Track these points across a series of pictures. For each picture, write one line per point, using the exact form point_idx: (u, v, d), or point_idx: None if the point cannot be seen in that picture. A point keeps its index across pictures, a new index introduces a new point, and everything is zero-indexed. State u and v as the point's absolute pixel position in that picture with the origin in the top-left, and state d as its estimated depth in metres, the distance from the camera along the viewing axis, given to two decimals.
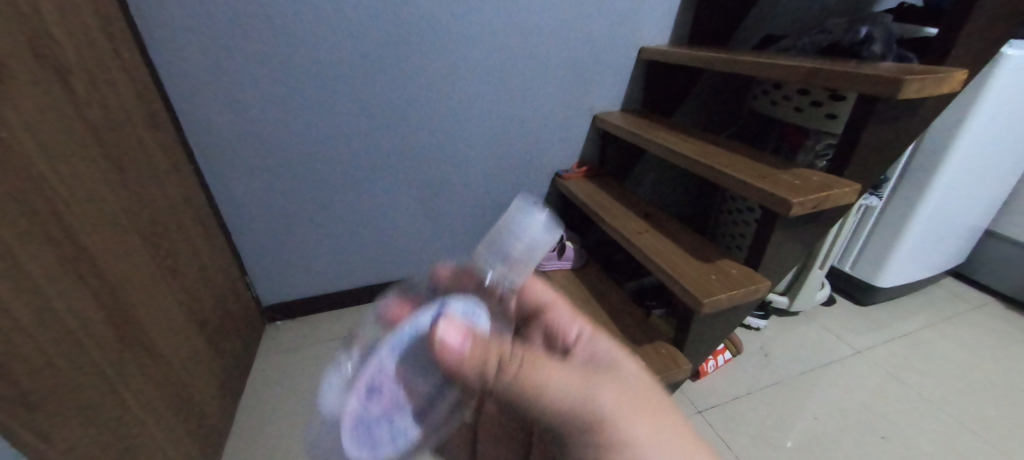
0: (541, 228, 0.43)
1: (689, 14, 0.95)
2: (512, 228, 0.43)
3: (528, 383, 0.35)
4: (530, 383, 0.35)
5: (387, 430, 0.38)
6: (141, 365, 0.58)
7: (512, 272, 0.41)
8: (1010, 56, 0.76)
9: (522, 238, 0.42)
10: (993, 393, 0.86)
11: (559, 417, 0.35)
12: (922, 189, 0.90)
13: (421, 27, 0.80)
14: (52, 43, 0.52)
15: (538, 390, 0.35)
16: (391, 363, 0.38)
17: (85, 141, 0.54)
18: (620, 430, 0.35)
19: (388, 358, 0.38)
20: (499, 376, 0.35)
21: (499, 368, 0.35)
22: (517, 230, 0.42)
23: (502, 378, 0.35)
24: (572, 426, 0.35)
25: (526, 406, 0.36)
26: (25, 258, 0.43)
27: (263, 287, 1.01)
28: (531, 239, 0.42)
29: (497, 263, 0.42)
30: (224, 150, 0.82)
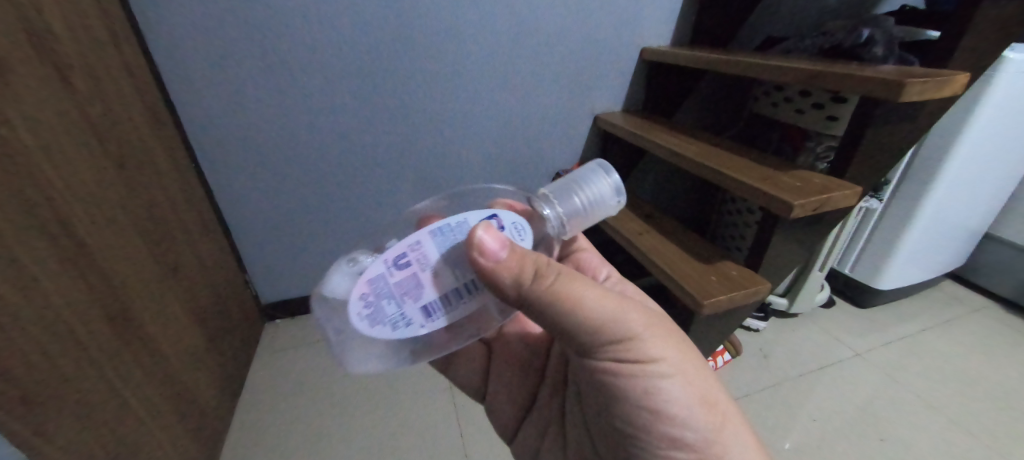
0: (612, 190, 0.36)
1: (691, 15, 0.95)
2: (579, 179, 0.36)
3: (564, 299, 0.33)
4: (567, 299, 0.33)
5: (394, 321, 0.31)
6: (141, 364, 0.58)
7: (566, 220, 0.35)
8: (1012, 59, 0.76)
9: (587, 194, 0.36)
10: (991, 397, 0.86)
11: (587, 331, 0.35)
12: (923, 192, 0.90)
13: (422, 26, 0.80)
14: (53, 41, 0.52)
15: (574, 305, 0.33)
16: (431, 247, 0.31)
17: (85, 138, 0.54)
18: (644, 346, 0.35)
19: (428, 236, 0.31)
20: (539, 289, 0.32)
21: (535, 275, 0.32)
22: (584, 183, 0.36)
23: (539, 292, 0.32)
24: (598, 342, 0.35)
25: (554, 322, 0.35)
26: (24, 255, 0.43)
27: (262, 285, 1.01)
28: (594, 199, 0.36)
29: (554, 203, 0.36)
30: (224, 148, 0.82)
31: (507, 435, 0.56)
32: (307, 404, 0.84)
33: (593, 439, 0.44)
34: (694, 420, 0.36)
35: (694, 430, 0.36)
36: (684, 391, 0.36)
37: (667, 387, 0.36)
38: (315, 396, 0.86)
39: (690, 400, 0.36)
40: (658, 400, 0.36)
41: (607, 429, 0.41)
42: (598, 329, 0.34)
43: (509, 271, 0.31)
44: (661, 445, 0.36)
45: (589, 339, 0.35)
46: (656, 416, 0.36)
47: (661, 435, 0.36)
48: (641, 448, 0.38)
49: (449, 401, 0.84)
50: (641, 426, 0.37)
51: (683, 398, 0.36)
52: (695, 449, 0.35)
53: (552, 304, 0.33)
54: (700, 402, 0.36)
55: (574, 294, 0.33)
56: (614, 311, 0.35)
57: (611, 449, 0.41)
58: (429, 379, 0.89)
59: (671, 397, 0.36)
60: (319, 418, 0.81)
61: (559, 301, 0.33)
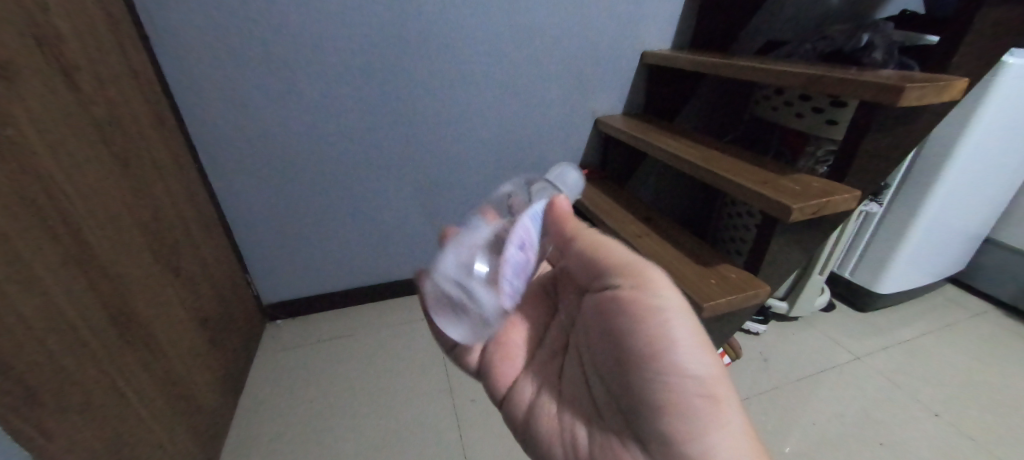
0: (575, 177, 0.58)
1: (692, 19, 0.95)
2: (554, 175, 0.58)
3: (590, 239, 0.41)
4: (593, 241, 0.41)
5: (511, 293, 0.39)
6: (143, 363, 0.58)
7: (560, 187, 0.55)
8: (1011, 65, 0.76)
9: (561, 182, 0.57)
10: (992, 402, 0.86)
11: (601, 266, 0.40)
12: (922, 196, 0.90)
13: (424, 30, 0.81)
14: (60, 43, 0.53)
15: (596, 246, 0.41)
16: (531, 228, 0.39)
17: (90, 139, 0.55)
18: (650, 284, 0.37)
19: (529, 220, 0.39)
20: (579, 231, 0.42)
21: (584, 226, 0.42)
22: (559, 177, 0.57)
23: (576, 233, 0.42)
24: (608, 276, 0.39)
25: (580, 258, 0.41)
26: (29, 255, 0.44)
27: (263, 286, 1.01)
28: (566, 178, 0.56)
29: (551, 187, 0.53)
30: (227, 150, 0.82)
31: (496, 400, 0.50)
32: (306, 406, 0.84)
33: (588, 395, 0.43)
34: (694, 365, 0.35)
35: (693, 374, 0.35)
36: (689, 338, 0.35)
37: (671, 327, 0.35)
38: (315, 397, 0.86)
39: (699, 345, 0.36)
40: (662, 337, 0.35)
41: (606, 374, 0.40)
42: (611, 264, 0.39)
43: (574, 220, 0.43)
44: (656, 384, 0.35)
45: (602, 274, 0.40)
46: (657, 353, 0.35)
47: (659, 373, 0.35)
48: (636, 389, 0.37)
49: (449, 403, 0.84)
50: (638, 365, 0.36)
51: (690, 339, 0.35)
52: (692, 394, 0.34)
53: (582, 243, 0.41)
54: (706, 349, 0.36)
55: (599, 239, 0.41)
56: (628, 255, 0.40)
57: (607, 397, 0.40)
58: (429, 380, 0.89)
59: (675, 337, 0.35)
60: (320, 418, 0.82)
61: (587, 242, 0.41)
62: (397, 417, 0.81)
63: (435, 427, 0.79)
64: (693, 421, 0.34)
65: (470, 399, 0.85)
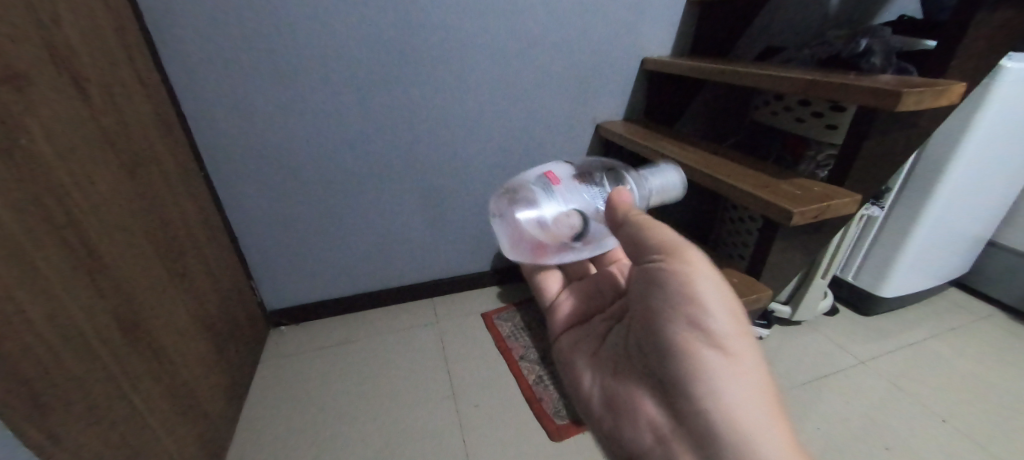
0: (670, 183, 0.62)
1: (692, 26, 0.97)
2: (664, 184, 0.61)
3: (641, 221, 0.42)
4: (644, 221, 0.41)
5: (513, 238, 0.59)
6: (149, 368, 0.59)
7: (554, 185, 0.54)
8: (1009, 69, 0.76)
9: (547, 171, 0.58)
10: (998, 406, 0.85)
11: (643, 241, 0.40)
12: (924, 199, 0.90)
13: (426, 38, 0.82)
14: (72, 56, 0.54)
15: (645, 225, 0.41)
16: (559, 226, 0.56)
17: (99, 147, 0.56)
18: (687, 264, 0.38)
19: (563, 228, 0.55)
20: (636, 216, 0.42)
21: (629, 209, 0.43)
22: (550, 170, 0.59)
23: (632, 216, 0.42)
24: (648, 250, 0.40)
25: (626, 238, 0.43)
26: (39, 261, 0.44)
27: (268, 292, 1.01)
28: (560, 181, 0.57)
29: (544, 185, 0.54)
30: (233, 157, 0.83)
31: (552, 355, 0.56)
32: (310, 412, 0.84)
33: (628, 367, 0.43)
34: (724, 335, 0.35)
35: (727, 348, 0.35)
36: (723, 311, 0.36)
37: (699, 296, 0.37)
38: (319, 403, 0.86)
39: (727, 327, 0.36)
40: (694, 306, 0.36)
41: (643, 347, 0.41)
42: (653, 239, 0.40)
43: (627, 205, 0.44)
44: (683, 342, 0.36)
45: (642, 251, 0.41)
46: (689, 323, 0.36)
47: (686, 335, 0.36)
48: (667, 355, 0.38)
49: (451, 409, 0.84)
50: (671, 326, 0.37)
51: (720, 319, 0.36)
52: (726, 367, 0.35)
53: (635, 222, 0.42)
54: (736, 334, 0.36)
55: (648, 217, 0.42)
56: (670, 234, 0.40)
57: (645, 371, 0.41)
58: (431, 386, 0.89)
59: (706, 312, 0.36)
60: (324, 424, 0.82)
61: (642, 218, 0.42)
62: (401, 422, 0.81)
63: (438, 433, 0.79)
64: (712, 394, 0.35)
65: (472, 404, 0.85)
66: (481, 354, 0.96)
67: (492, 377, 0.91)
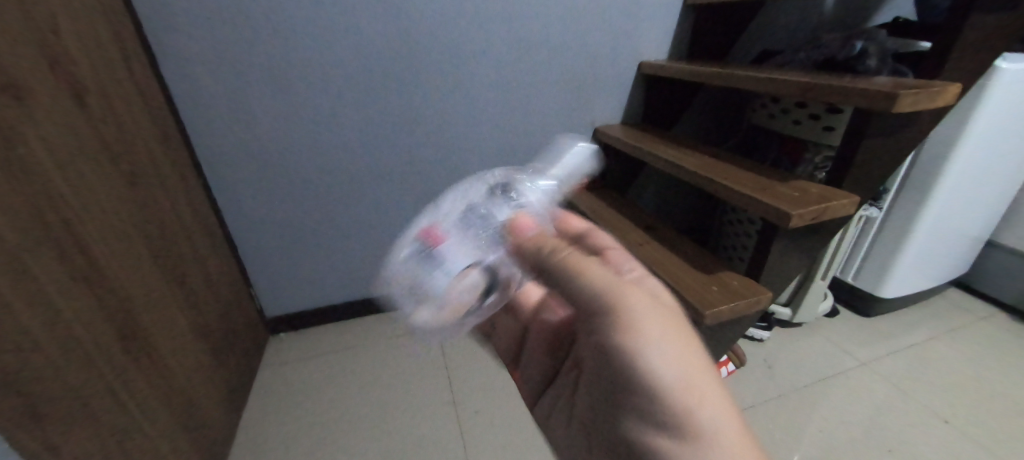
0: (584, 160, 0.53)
1: (688, 30, 0.97)
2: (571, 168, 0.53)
3: (563, 261, 0.33)
4: (564, 270, 0.33)
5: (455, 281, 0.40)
6: (148, 378, 0.59)
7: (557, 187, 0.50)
8: (1003, 70, 0.77)
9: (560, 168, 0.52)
10: (1000, 406, 0.85)
11: (586, 299, 0.33)
12: (921, 200, 0.90)
13: (423, 45, 0.82)
14: (71, 65, 0.54)
15: (576, 274, 0.33)
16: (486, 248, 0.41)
17: (97, 156, 0.56)
18: (634, 325, 0.31)
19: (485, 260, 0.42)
20: (555, 260, 0.33)
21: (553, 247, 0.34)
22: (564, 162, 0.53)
23: (554, 262, 0.34)
24: (591, 307, 0.33)
25: (563, 291, 0.35)
26: (37, 270, 0.44)
27: (267, 299, 1.01)
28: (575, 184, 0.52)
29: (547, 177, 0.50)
30: (232, 165, 0.83)
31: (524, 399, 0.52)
32: (309, 419, 0.84)
33: (592, 419, 0.39)
34: (684, 401, 0.30)
35: (693, 418, 0.30)
36: (675, 373, 0.30)
37: (652, 366, 0.31)
38: (319, 410, 0.86)
39: (676, 375, 0.30)
40: (644, 378, 0.31)
41: (605, 407, 0.36)
42: (596, 296, 0.32)
43: (550, 246, 0.34)
44: (648, 425, 0.32)
45: (582, 305, 0.34)
46: (644, 393, 0.31)
47: (650, 420, 0.31)
48: (636, 435, 0.33)
49: (452, 415, 0.84)
50: (634, 408, 0.32)
51: (671, 373, 0.30)
52: (696, 442, 0.29)
53: (559, 270, 0.33)
54: (685, 381, 0.30)
55: (579, 259, 0.33)
56: (610, 281, 0.32)
57: (608, 429, 0.36)
58: (432, 392, 0.89)
59: (658, 376, 0.30)
60: (323, 432, 0.81)
61: (564, 269, 0.33)
62: (401, 429, 0.81)
63: (439, 439, 0.79)
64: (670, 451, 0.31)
65: (473, 411, 0.84)
66: (482, 359, 0.96)
67: (493, 382, 0.90)
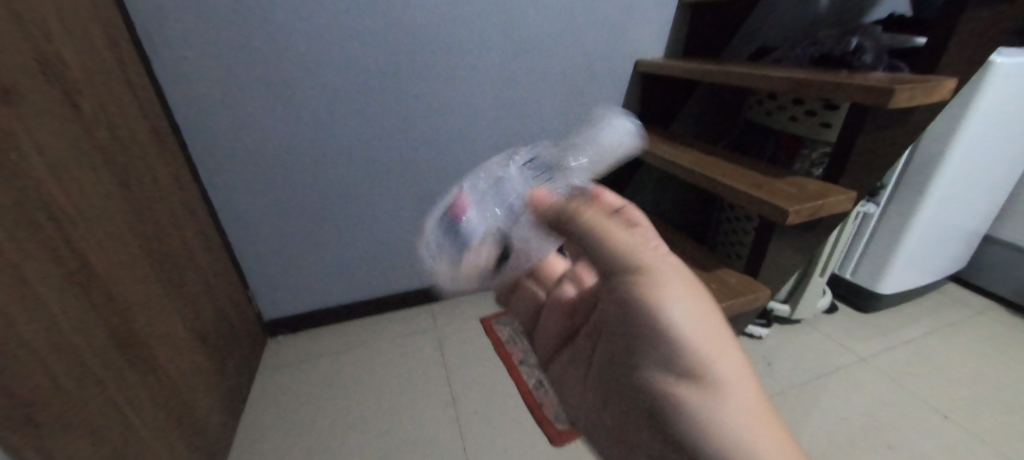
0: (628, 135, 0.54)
1: (684, 27, 0.97)
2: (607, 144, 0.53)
3: (587, 224, 0.31)
4: (579, 223, 0.31)
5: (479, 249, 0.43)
6: (145, 382, 0.58)
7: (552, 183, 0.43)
8: (999, 64, 0.77)
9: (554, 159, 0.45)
10: (1000, 400, 0.85)
11: (603, 256, 0.32)
12: (919, 195, 0.90)
13: (419, 45, 0.82)
14: (64, 68, 0.54)
15: (594, 231, 0.31)
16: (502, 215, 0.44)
17: (90, 159, 0.55)
18: (660, 288, 0.31)
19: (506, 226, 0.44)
20: (576, 223, 0.31)
21: (574, 209, 0.31)
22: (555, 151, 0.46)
23: (571, 219, 0.31)
24: (610, 268, 0.33)
25: (584, 252, 0.33)
26: (32, 275, 0.44)
27: (264, 301, 1.01)
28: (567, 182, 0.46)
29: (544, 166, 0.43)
30: (226, 166, 0.83)
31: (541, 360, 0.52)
32: (308, 422, 0.84)
33: (609, 381, 0.40)
34: (704, 362, 0.31)
35: (710, 373, 0.31)
36: (695, 332, 0.31)
37: (671, 324, 0.31)
38: (318, 412, 0.86)
39: (696, 337, 0.31)
40: (665, 334, 0.31)
41: (623, 370, 0.37)
42: (617, 255, 0.31)
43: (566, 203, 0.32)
44: (668, 381, 0.32)
45: (607, 269, 0.33)
46: (667, 351, 0.32)
47: (669, 377, 0.32)
48: (653, 393, 0.34)
49: (452, 415, 0.83)
50: (654, 366, 0.33)
51: (691, 334, 0.31)
52: (710, 395, 0.31)
53: (574, 226, 0.31)
54: (705, 340, 0.31)
55: (595, 213, 0.31)
56: (630, 237, 0.32)
57: (627, 390, 0.37)
58: (431, 393, 0.88)
59: (679, 334, 0.31)
60: (322, 434, 0.81)
61: (581, 224, 0.31)
62: (401, 430, 0.81)
63: (439, 440, 0.79)
64: (687, 411, 0.32)
65: (472, 410, 0.84)
66: (480, 359, 0.96)
67: (492, 382, 0.90)
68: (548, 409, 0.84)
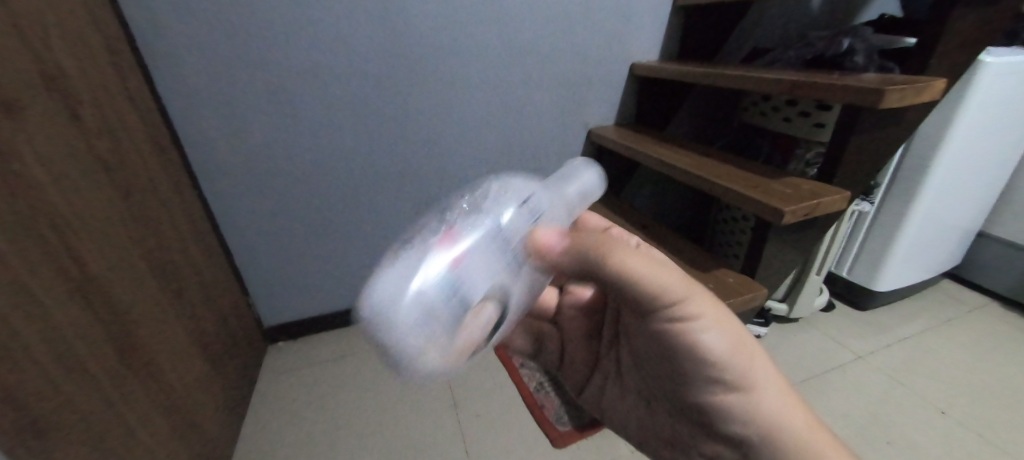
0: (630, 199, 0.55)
1: (678, 31, 0.98)
2: None
3: (613, 269, 0.29)
4: (610, 269, 0.29)
5: None
6: (146, 389, 0.58)
7: None
8: (988, 64, 0.78)
9: (569, 180, 0.37)
10: (996, 395, 0.86)
11: (643, 300, 0.31)
12: (913, 194, 0.91)
13: (416, 51, 0.83)
14: (65, 80, 0.54)
15: (624, 277, 0.29)
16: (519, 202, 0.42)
17: (91, 169, 0.56)
18: (695, 314, 0.32)
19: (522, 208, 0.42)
20: (604, 267, 0.28)
21: (598, 255, 0.28)
22: None
23: (601, 271, 0.29)
24: (650, 308, 0.32)
25: (609, 294, 0.31)
26: (34, 285, 0.44)
27: (264, 308, 1.01)
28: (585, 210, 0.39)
29: None
30: (227, 174, 0.83)
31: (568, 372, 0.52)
32: (310, 427, 0.84)
33: (647, 387, 0.43)
34: (741, 372, 0.34)
35: (748, 380, 0.34)
36: (726, 344, 0.33)
37: (712, 350, 0.33)
38: (319, 418, 0.86)
39: (729, 349, 0.33)
40: (703, 359, 0.33)
41: (666, 385, 0.39)
42: (653, 298, 0.31)
43: (585, 249, 0.29)
44: (712, 394, 0.35)
45: (646, 307, 0.32)
46: (708, 373, 0.34)
47: (712, 390, 0.35)
48: (701, 403, 0.37)
49: (453, 419, 0.84)
50: (699, 384, 0.35)
51: (725, 349, 0.33)
52: (750, 398, 0.34)
53: (607, 277, 0.29)
54: (733, 348, 0.33)
55: (621, 255, 0.29)
56: (660, 273, 0.31)
57: (670, 399, 0.40)
58: (431, 397, 0.88)
59: (714, 351, 0.33)
60: (324, 440, 0.81)
61: (613, 272, 0.29)
62: (403, 434, 0.81)
63: (441, 444, 0.79)
64: (731, 411, 0.35)
65: (473, 414, 0.84)
66: (481, 363, 0.96)
67: (494, 385, 0.91)
68: (549, 410, 0.82)
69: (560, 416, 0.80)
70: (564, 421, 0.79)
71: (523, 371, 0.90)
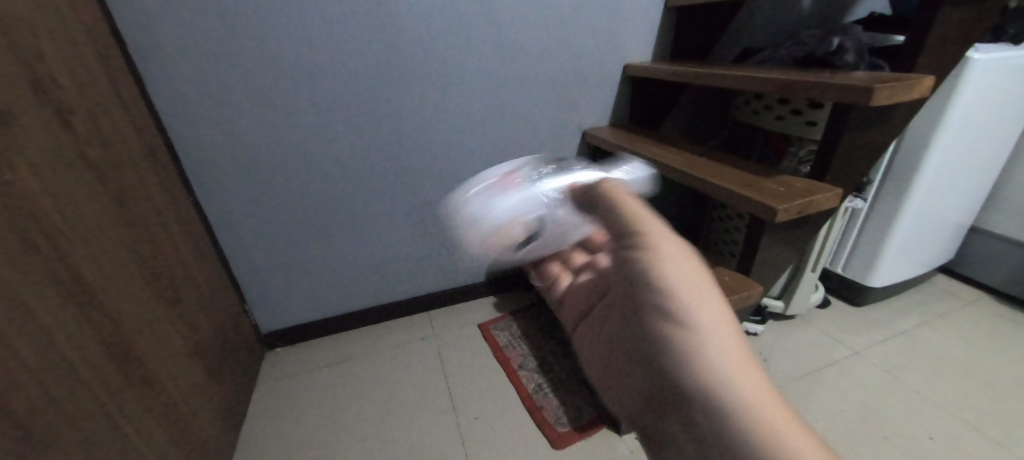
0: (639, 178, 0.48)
1: (671, 31, 0.99)
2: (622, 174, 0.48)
3: (610, 190, 0.35)
4: (608, 200, 0.35)
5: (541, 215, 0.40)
6: (143, 398, 0.58)
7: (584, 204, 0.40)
8: (976, 60, 0.79)
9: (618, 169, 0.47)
10: (991, 388, 0.87)
11: (615, 224, 0.34)
12: (904, 189, 0.92)
13: (409, 55, 0.83)
14: (56, 89, 0.54)
15: (616, 201, 0.34)
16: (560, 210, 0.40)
17: (84, 177, 0.56)
18: (661, 247, 0.31)
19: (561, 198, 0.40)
20: (602, 190, 0.36)
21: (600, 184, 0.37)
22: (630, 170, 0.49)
23: (598, 191, 0.36)
24: (621, 233, 0.34)
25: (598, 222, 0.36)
26: (28, 296, 0.44)
27: (261, 314, 1.01)
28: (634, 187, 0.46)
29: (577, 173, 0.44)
30: (221, 179, 0.83)
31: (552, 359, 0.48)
32: (310, 432, 0.84)
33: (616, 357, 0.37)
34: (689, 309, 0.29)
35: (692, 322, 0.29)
36: (681, 279, 0.30)
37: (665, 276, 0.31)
38: (318, 422, 0.86)
39: (688, 285, 0.30)
40: (659, 289, 0.31)
41: (632, 343, 0.35)
42: (624, 218, 0.33)
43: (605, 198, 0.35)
44: (668, 334, 0.30)
45: (622, 238, 0.34)
46: (660, 307, 0.31)
47: (667, 329, 0.30)
48: (656, 345, 0.31)
49: (452, 421, 0.84)
50: (657, 325, 0.31)
51: (682, 282, 0.30)
52: (701, 346, 0.28)
53: (604, 198, 0.35)
54: (694, 289, 0.30)
55: (619, 188, 0.35)
56: (642, 207, 0.34)
57: (635, 362, 0.34)
58: (430, 400, 0.88)
59: (669, 281, 0.30)
60: (323, 444, 0.81)
61: (605, 192, 0.35)
62: (402, 438, 0.81)
63: (440, 446, 0.79)
64: (683, 360, 0.29)
65: (472, 416, 0.85)
66: (479, 365, 0.97)
67: (493, 387, 0.91)
68: (548, 411, 0.84)
69: (559, 417, 0.83)
70: (563, 423, 0.82)
71: (521, 374, 0.93)
